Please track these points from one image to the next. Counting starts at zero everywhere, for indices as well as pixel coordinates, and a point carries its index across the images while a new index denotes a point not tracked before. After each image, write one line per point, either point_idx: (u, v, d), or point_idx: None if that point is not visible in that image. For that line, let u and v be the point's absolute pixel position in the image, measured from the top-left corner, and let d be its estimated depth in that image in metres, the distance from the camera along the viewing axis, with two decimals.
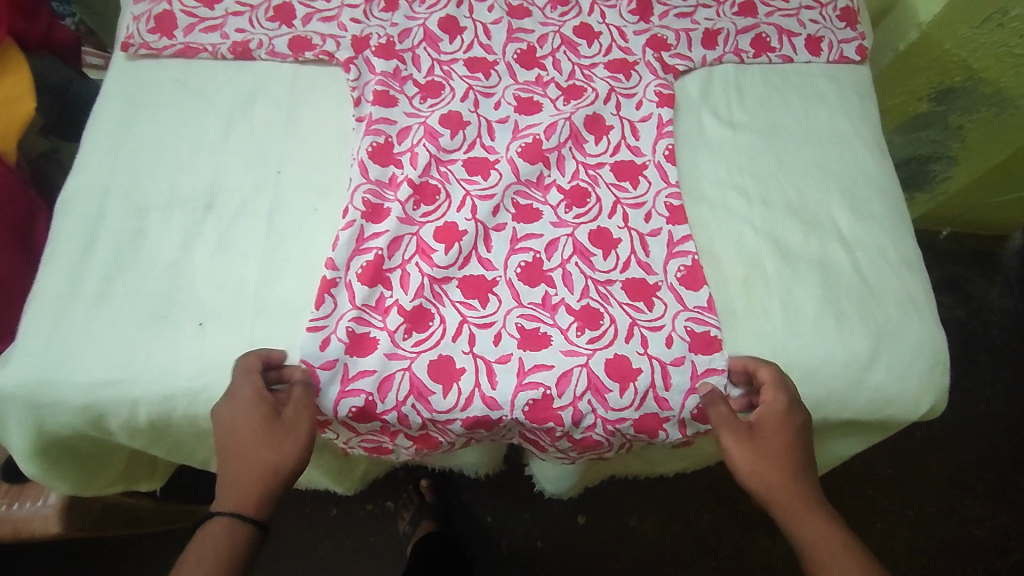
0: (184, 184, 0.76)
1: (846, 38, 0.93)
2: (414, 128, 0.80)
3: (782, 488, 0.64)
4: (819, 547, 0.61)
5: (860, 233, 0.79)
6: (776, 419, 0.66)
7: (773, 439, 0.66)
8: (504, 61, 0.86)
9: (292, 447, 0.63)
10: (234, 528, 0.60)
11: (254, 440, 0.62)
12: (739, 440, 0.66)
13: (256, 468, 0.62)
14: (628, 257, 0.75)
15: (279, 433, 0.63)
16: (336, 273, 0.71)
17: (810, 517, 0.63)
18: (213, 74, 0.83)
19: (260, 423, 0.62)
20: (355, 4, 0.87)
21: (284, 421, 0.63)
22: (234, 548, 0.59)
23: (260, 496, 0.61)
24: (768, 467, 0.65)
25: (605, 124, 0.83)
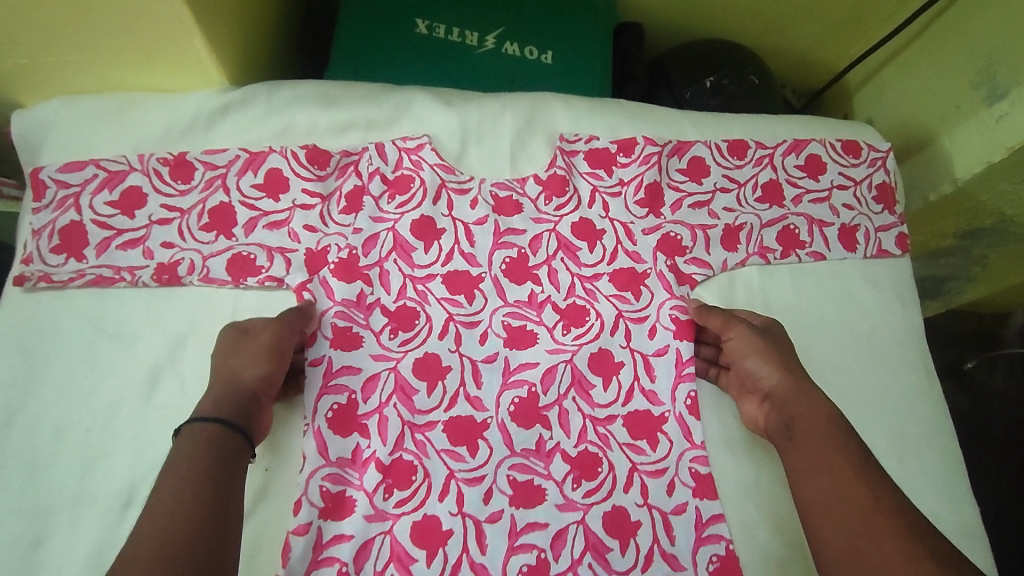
0: (97, 472, 0.62)
1: (883, 225, 0.80)
2: (383, 376, 0.69)
3: (785, 376, 0.66)
4: (809, 429, 0.61)
5: (910, 491, 0.70)
6: (774, 330, 0.70)
7: (777, 338, 0.69)
8: (491, 276, 0.74)
9: (260, 350, 0.62)
10: (201, 429, 0.55)
11: (229, 358, 0.62)
12: (745, 331, 0.69)
13: (223, 376, 0.60)
14: (650, 547, 0.65)
15: (251, 335, 0.63)
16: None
17: (805, 406, 0.63)
18: (132, 309, 0.68)
19: (230, 343, 0.63)
20: (311, 204, 0.73)
21: (256, 329, 0.64)
22: (200, 450, 0.53)
23: (228, 400, 0.58)
24: (773, 359, 0.67)
25: (614, 360, 0.72)
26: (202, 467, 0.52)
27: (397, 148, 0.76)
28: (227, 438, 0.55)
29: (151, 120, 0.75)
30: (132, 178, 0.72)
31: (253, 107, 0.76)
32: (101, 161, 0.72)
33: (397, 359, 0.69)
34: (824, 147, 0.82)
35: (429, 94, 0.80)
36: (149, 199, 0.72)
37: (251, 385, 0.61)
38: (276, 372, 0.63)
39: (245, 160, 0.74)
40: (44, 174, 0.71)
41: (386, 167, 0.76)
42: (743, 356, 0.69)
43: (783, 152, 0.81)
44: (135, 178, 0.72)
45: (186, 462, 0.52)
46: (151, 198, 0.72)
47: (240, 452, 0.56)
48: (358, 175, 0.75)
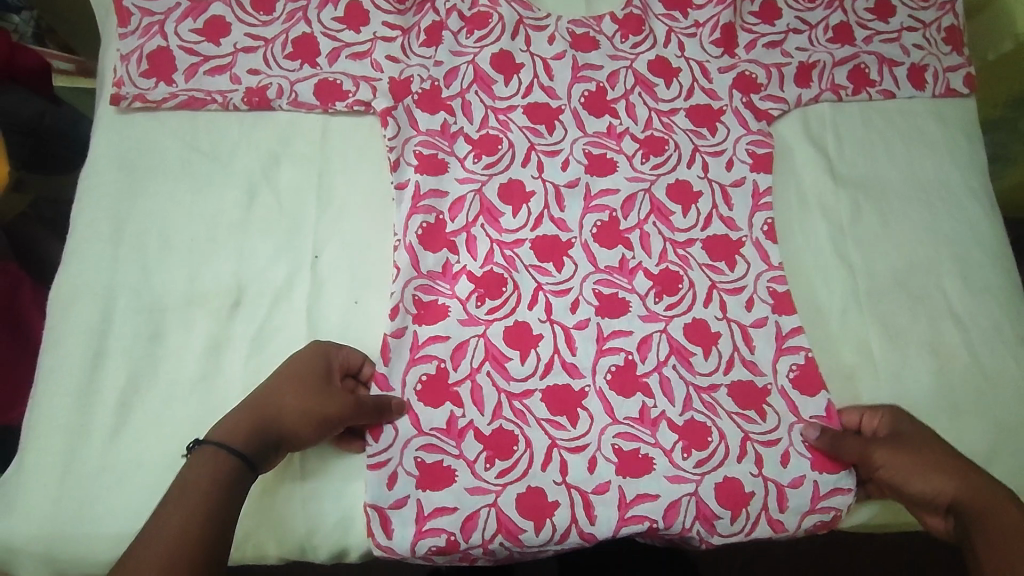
0: (206, 278, 0.64)
1: (952, 66, 0.81)
2: (468, 197, 0.70)
3: (963, 487, 0.59)
4: (1004, 546, 0.54)
5: (975, 308, 0.73)
6: (913, 430, 0.63)
7: (924, 445, 0.61)
8: (570, 108, 0.75)
9: (315, 415, 0.57)
10: (221, 459, 0.52)
11: (287, 400, 0.57)
12: (888, 453, 0.62)
13: (267, 409, 0.56)
14: (731, 354, 0.68)
15: (322, 389, 0.58)
16: (390, 394, 0.63)
17: (995, 519, 0.56)
18: (225, 131, 0.69)
19: (301, 382, 0.58)
20: (391, 36, 0.73)
21: (330, 383, 0.59)
22: (215, 479, 0.51)
23: (256, 442, 0.55)
24: (939, 470, 0.60)
25: (693, 190, 0.73)
26: (207, 500, 0.50)
27: None
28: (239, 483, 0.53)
29: None
30: (215, 8, 0.72)
31: None
32: None
33: (482, 183, 0.71)
34: None
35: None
36: (233, 28, 0.72)
37: (285, 435, 0.57)
38: (315, 437, 0.58)
39: None
40: (128, 1, 0.71)
41: (463, 4, 0.76)
42: (900, 478, 0.61)
43: None
44: (218, 8, 0.72)
45: (191, 495, 0.50)
46: (234, 27, 0.72)
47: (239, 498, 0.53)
48: (435, 11, 0.75)
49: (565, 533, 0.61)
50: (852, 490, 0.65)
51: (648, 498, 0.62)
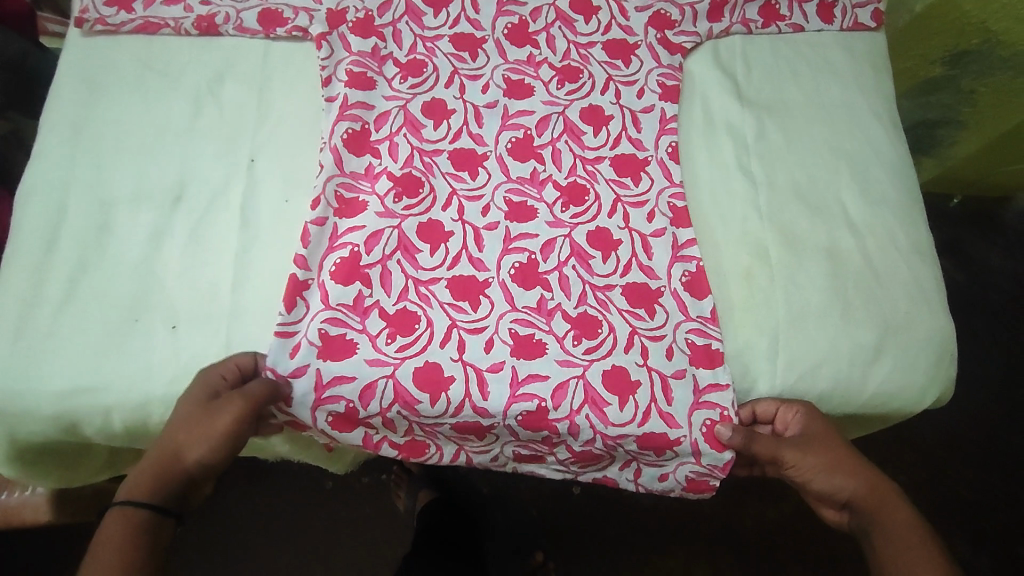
0: (151, 177, 0.72)
1: (860, 2, 0.86)
2: (393, 113, 0.76)
3: (861, 482, 0.63)
4: (900, 543, 0.61)
5: (871, 218, 0.76)
6: (820, 428, 0.66)
7: (830, 444, 0.64)
8: (493, 39, 0.81)
9: (208, 434, 0.59)
10: (129, 514, 0.58)
11: (181, 434, 0.60)
12: (802, 455, 0.64)
13: (166, 449, 0.60)
14: (629, 259, 0.72)
15: (202, 414, 0.60)
16: (308, 274, 0.68)
17: (888, 512, 0.63)
18: (178, 53, 0.77)
19: (188, 410, 0.60)
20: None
21: (211, 403, 0.61)
22: (131, 533, 0.57)
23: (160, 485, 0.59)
24: (843, 470, 0.64)
25: (604, 114, 0.79)
26: (130, 548, 0.57)
27: None
28: (162, 521, 0.59)
29: None
30: None
31: None
32: None
33: (406, 101, 0.77)
34: None
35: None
36: None
37: (193, 464, 0.60)
38: (223, 454, 0.61)
39: None
40: None
41: None
42: (807, 478, 0.65)
43: None
44: None
45: (110, 546, 0.56)
46: None
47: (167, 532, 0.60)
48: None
49: (458, 406, 0.67)
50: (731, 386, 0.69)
51: (537, 377, 0.68)
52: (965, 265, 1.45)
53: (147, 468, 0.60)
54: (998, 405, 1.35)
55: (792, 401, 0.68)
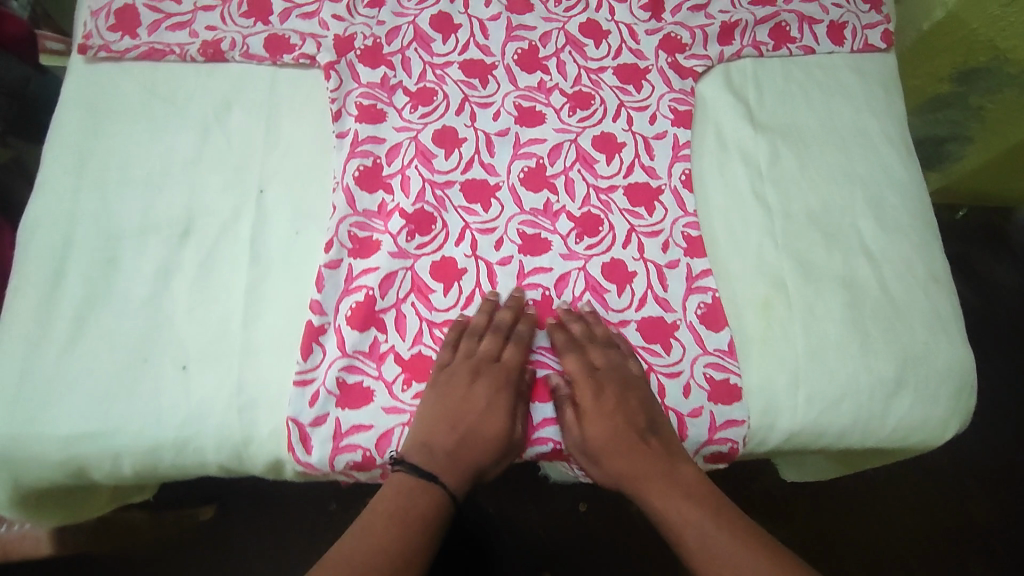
0: (158, 210, 0.70)
1: (871, 23, 0.86)
2: (404, 145, 0.75)
3: (625, 467, 0.66)
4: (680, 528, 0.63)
5: (886, 246, 0.76)
6: (601, 403, 0.66)
7: (611, 420, 0.66)
8: (503, 65, 0.80)
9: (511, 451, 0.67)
10: (442, 497, 0.62)
11: (488, 440, 0.65)
12: (573, 426, 0.67)
13: (440, 426, 0.64)
14: (644, 292, 0.72)
15: (505, 415, 0.66)
16: (324, 319, 0.67)
17: (656, 495, 0.65)
18: (183, 79, 0.75)
19: (502, 421, 0.66)
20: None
21: (485, 398, 0.66)
22: (437, 515, 0.61)
23: (460, 472, 0.64)
24: (615, 451, 0.66)
25: (616, 141, 0.78)
26: (438, 531, 0.61)
27: None
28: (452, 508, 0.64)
29: None
30: None
31: None
32: None
33: (417, 132, 0.76)
34: None
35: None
36: None
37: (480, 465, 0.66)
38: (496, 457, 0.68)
39: None
40: None
41: None
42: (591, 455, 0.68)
43: None
44: None
45: (419, 523, 0.60)
46: None
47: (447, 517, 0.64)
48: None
49: None
50: (746, 422, 0.69)
51: None
52: (965, 279, 1.45)
53: (449, 456, 0.64)
54: (1000, 419, 1.36)
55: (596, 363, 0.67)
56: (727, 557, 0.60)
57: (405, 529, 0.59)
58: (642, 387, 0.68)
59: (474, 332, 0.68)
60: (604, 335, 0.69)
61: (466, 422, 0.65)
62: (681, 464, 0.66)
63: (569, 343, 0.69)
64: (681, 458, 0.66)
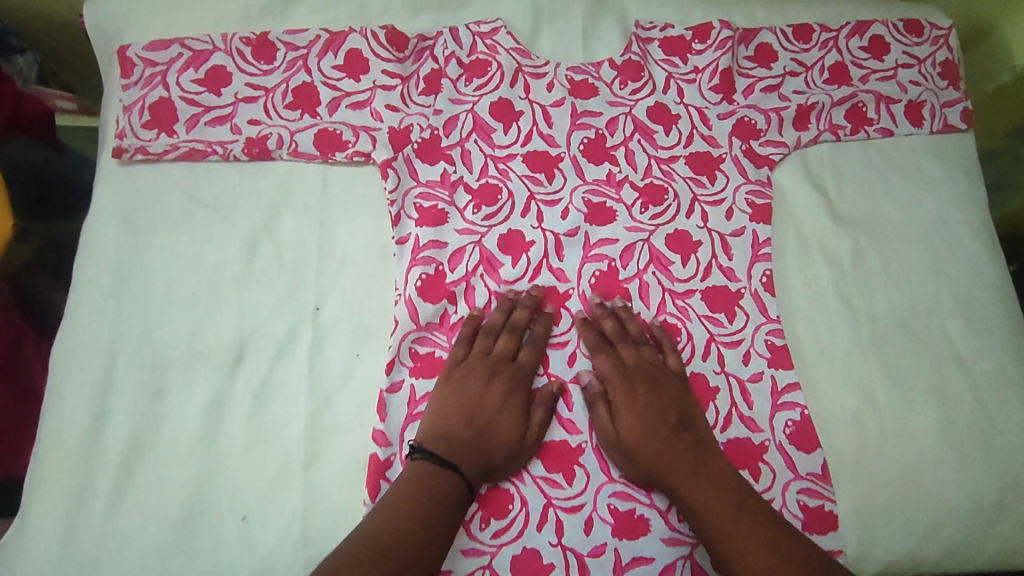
0: (207, 333, 0.64)
1: (949, 101, 0.81)
2: (468, 249, 0.70)
3: (651, 452, 0.63)
4: (712, 517, 0.59)
5: (978, 350, 0.72)
6: (620, 376, 0.67)
7: (632, 399, 0.66)
8: (569, 156, 0.75)
9: (523, 448, 0.64)
10: (449, 481, 0.59)
11: (500, 430, 0.63)
12: (606, 409, 0.65)
13: (460, 419, 0.63)
14: (728, 411, 0.68)
15: (518, 415, 0.64)
16: (389, 451, 0.62)
17: (682, 484, 0.61)
18: (227, 182, 0.70)
19: (509, 410, 0.64)
20: (391, 84, 0.75)
21: (503, 397, 0.64)
22: (447, 500, 0.58)
23: (473, 460, 0.61)
24: (648, 432, 0.64)
25: (691, 240, 0.73)
26: (443, 516, 0.57)
27: (470, 32, 0.78)
28: (463, 500, 0.59)
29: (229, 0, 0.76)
30: (216, 58, 0.73)
31: None
32: (185, 40, 0.73)
33: (481, 235, 0.71)
34: (887, 27, 0.83)
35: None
36: (234, 78, 0.73)
37: (499, 462, 0.62)
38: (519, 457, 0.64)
39: (326, 40, 0.75)
40: (131, 51, 0.72)
41: (461, 51, 0.77)
42: (615, 436, 0.64)
43: (847, 34, 0.83)
44: (219, 58, 0.73)
45: (419, 505, 0.57)
46: (235, 76, 0.73)
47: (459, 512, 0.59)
48: (434, 59, 0.76)
49: None
50: (844, 552, 0.65)
51: (643, 562, 0.63)
52: None
53: (456, 442, 0.61)
54: None
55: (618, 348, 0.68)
56: (759, 540, 0.57)
57: (407, 510, 0.56)
58: (676, 385, 0.67)
59: (489, 329, 0.67)
60: (633, 323, 0.70)
61: (473, 411, 0.63)
62: (713, 459, 0.63)
63: (602, 341, 0.69)
64: (710, 453, 0.64)
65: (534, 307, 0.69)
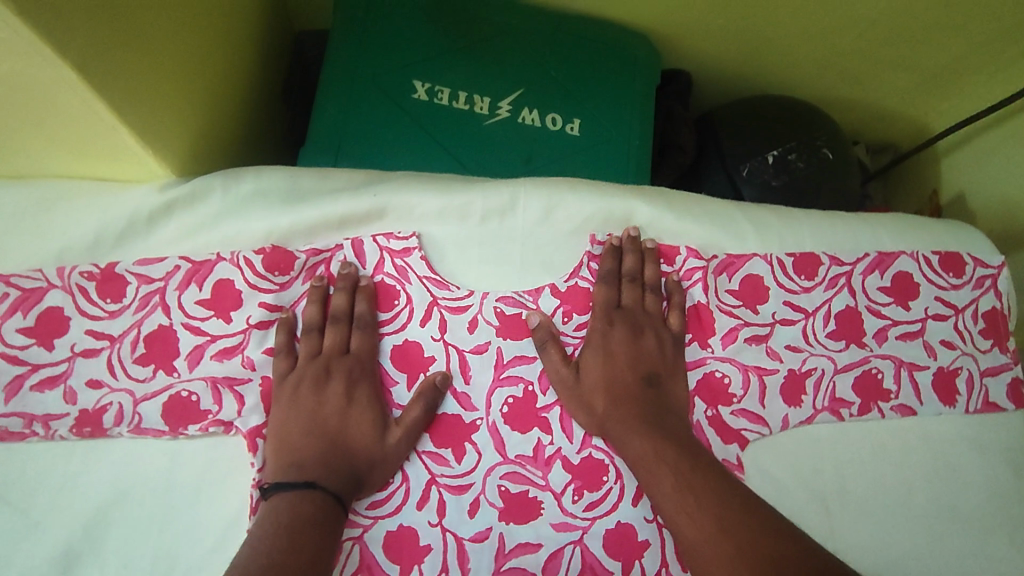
0: None
1: (993, 367, 0.67)
2: (346, 547, 0.57)
3: (612, 397, 0.60)
4: (657, 469, 0.55)
5: None
6: (607, 314, 0.64)
7: (612, 345, 0.63)
8: (488, 423, 0.62)
9: (388, 442, 0.59)
10: (309, 497, 0.53)
11: (349, 431, 0.59)
12: (592, 351, 0.62)
13: (303, 437, 0.57)
14: None
15: (371, 414, 0.60)
16: None
17: (635, 435, 0.58)
18: (46, 472, 0.57)
19: (355, 408, 0.60)
20: (269, 320, 0.63)
21: (346, 397, 0.60)
22: (314, 518, 0.52)
23: (330, 469, 0.56)
24: (618, 382, 0.61)
25: (638, 539, 0.60)
26: (315, 535, 0.51)
27: (377, 246, 0.66)
28: (331, 509, 0.54)
29: (77, 220, 0.63)
30: (52, 298, 0.62)
31: (204, 204, 0.64)
32: (12, 277, 0.61)
33: (366, 525, 0.58)
34: (915, 262, 0.69)
35: (418, 179, 0.68)
36: (73, 324, 0.61)
37: (363, 466, 0.57)
38: (389, 455, 0.58)
39: (188, 270, 0.63)
40: None
41: (364, 272, 0.66)
42: (587, 371, 0.61)
43: (863, 270, 0.68)
44: (56, 297, 0.62)
45: (284, 530, 0.50)
46: (75, 322, 0.61)
47: (335, 529, 0.53)
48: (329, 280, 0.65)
49: None
50: None
51: None
52: None
53: (307, 460, 0.56)
54: None
55: (625, 285, 0.65)
56: (711, 499, 0.52)
57: (270, 532, 0.50)
58: (657, 338, 0.63)
59: (309, 328, 0.62)
60: (653, 280, 0.66)
61: (314, 421, 0.58)
62: (672, 418, 0.59)
63: (615, 274, 0.65)
64: (673, 412, 0.60)
65: (351, 287, 0.64)
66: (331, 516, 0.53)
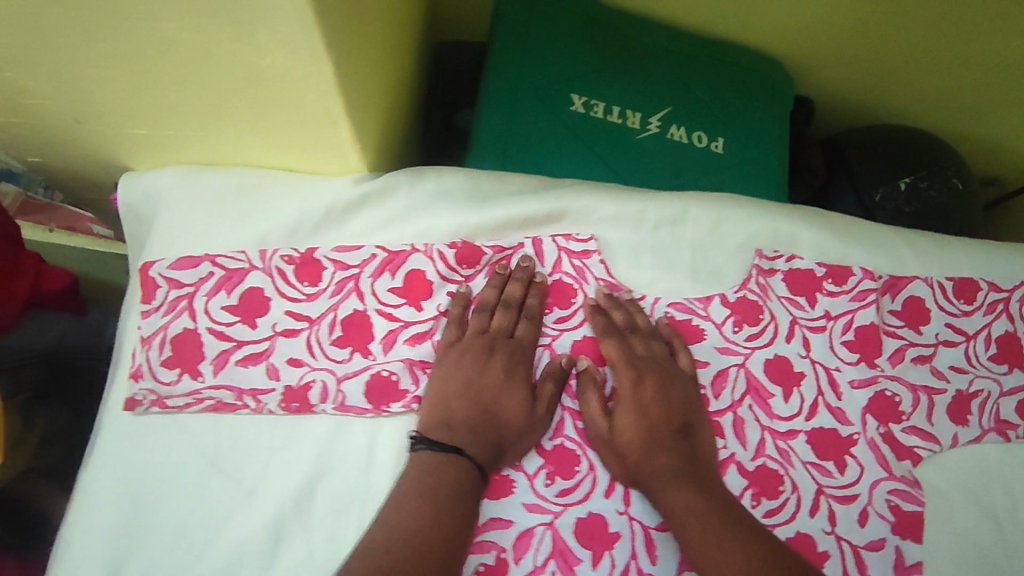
0: None
1: None
2: (538, 531, 0.59)
3: (651, 452, 0.60)
4: (698, 527, 0.56)
5: None
6: (629, 366, 0.64)
7: (641, 399, 0.63)
8: None
9: (529, 420, 0.61)
10: (457, 462, 0.57)
11: (500, 405, 0.62)
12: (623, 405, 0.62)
13: (459, 401, 0.61)
14: None
15: (522, 392, 0.63)
16: None
17: (676, 491, 0.58)
18: (254, 444, 0.60)
19: (513, 385, 0.63)
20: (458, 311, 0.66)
21: (503, 373, 0.63)
22: (457, 487, 0.55)
23: (476, 435, 0.59)
24: (653, 436, 0.61)
25: (818, 549, 0.60)
26: (456, 505, 0.54)
27: (555, 246, 0.69)
28: (473, 478, 0.57)
29: (277, 207, 0.67)
30: (253, 278, 0.65)
31: (393, 198, 0.68)
32: (216, 257, 0.65)
33: (556, 512, 0.59)
34: None
35: (593, 186, 0.71)
36: (272, 304, 0.65)
37: (504, 439, 0.60)
38: (528, 432, 0.61)
39: (383, 259, 0.66)
40: (154, 270, 0.65)
41: (544, 271, 0.68)
42: (632, 426, 0.61)
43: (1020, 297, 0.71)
44: (256, 278, 0.65)
45: (428, 498, 0.54)
46: (274, 302, 0.65)
47: (475, 495, 0.57)
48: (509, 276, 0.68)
49: None
50: None
51: None
52: None
53: (458, 424, 0.60)
54: None
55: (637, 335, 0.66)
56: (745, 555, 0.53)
57: (410, 500, 0.54)
58: (679, 395, 0.63)
59: (484, 307, 0.66)
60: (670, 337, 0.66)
61: (470, 389, 0.62)
62: (707, 473, 0.60)
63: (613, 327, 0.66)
64: (707, 466, 0.60)
65: (528, 280, 0.67)
66: (472, 483, 0.57)
